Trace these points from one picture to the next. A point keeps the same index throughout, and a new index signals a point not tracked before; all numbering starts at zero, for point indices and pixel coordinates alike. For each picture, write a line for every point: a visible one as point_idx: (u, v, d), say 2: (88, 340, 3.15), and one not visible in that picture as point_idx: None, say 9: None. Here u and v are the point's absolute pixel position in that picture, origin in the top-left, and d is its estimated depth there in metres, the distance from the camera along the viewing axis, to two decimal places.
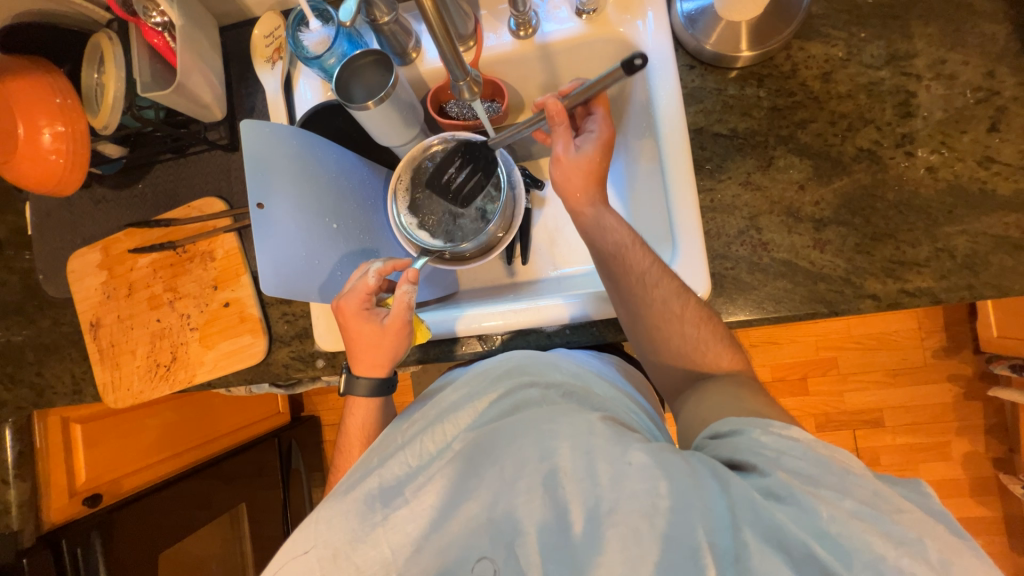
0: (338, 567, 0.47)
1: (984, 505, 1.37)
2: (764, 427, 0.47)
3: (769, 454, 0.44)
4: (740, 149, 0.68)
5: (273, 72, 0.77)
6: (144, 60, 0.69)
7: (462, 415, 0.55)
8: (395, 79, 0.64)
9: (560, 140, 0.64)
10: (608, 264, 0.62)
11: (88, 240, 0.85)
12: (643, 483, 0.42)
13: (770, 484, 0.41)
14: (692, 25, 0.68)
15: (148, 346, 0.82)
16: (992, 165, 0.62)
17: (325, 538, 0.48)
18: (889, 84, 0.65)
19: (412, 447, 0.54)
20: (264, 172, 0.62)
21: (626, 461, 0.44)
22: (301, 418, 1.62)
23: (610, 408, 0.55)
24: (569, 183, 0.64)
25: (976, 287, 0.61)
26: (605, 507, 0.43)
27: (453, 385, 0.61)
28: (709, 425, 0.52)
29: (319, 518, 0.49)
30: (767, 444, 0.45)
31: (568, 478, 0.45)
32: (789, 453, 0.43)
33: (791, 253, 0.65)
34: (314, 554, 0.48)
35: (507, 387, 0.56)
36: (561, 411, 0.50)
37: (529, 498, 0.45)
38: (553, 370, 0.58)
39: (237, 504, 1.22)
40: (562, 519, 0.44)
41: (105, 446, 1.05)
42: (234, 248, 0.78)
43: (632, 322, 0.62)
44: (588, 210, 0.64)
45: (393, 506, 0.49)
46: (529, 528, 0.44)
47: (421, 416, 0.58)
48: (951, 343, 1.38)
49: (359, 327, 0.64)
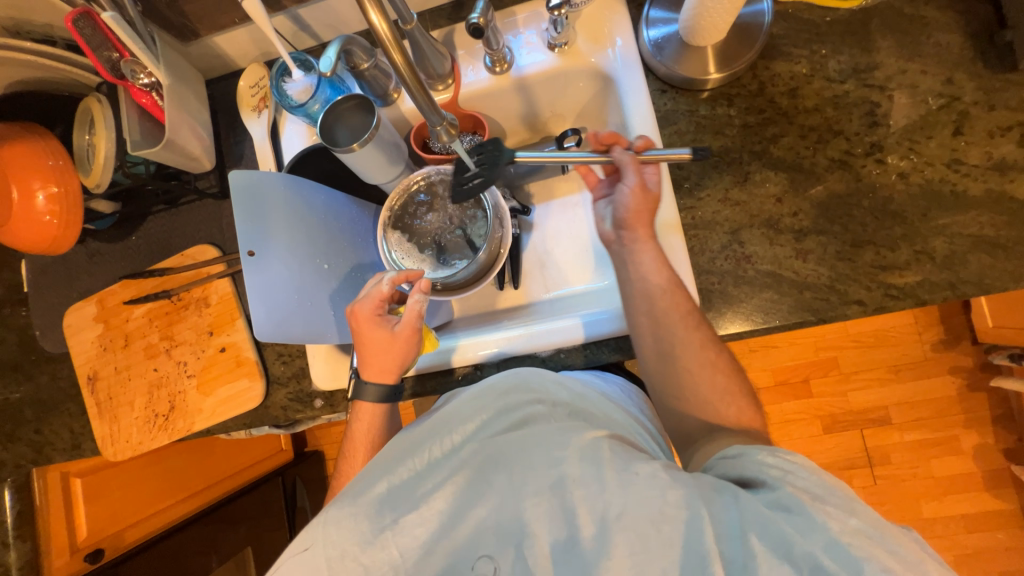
0: (345, 569, 0.46)
1: (1000, 497, 1.35)
2: (769, 449, 0.46)
3: (775, 473, 0.43)
4: (716, 166, 0.70)
5: (260, 121, 0.79)
6: (134, 119, 0.71)
7: (468, 422, 0.53)
8: (377, 120, 0.66)
9: (632, 176, 0.64)
10: (654, 300, 0.62)
11: (84, 293, 0.86)
12: (650, 492, 0.42)
13: (779, 496, 0.41)
14: (660, 51, 0.71)
15: (146, 396, 0.82)
16: (961, 167, 0.64)
17: (333, 540, 0.46)
18: (854, 97, 0.68)
19: (420, 453, 0.51)
20: (256, 220, 0.63)
21: (633, 473, 0.44)
22: (305, 454, 1.60)
23: (612, 425, 0.56)
24: (639, 216, 0.64)
25: (958, 286, 0.62)
26: (614, 514, 0.43)
27: (454, 397, 0.58)
28: (720, 449, 0.51)
29: (328, 520, 0.47)
30: (772, 463, 0.44)
31: (576, 485, 0.45)
32: (795, 472, 0.43)
33: (774, 265, 0.66)
34: (323, 555, 0.46)
35: (512, 402, 0.54)
36: (570, 426, 0.50)
37: (540, 502, 0.46)
38: (558, 389, 0.57)
39: (243, 548, 1.20)
40: (572, 525, 0.44)
41: (107, 499, 1.04)
42: (228, 292, 0.79)
43: (663, 367, 0.62)
44: (645, 245, 0.64)
45: (402, 509, 0.48)
46: (538, 531, 0.45)
47: (421, 423, 0.55)
48: (949, 336, 1.38)
49: (374, 330, 0.64)
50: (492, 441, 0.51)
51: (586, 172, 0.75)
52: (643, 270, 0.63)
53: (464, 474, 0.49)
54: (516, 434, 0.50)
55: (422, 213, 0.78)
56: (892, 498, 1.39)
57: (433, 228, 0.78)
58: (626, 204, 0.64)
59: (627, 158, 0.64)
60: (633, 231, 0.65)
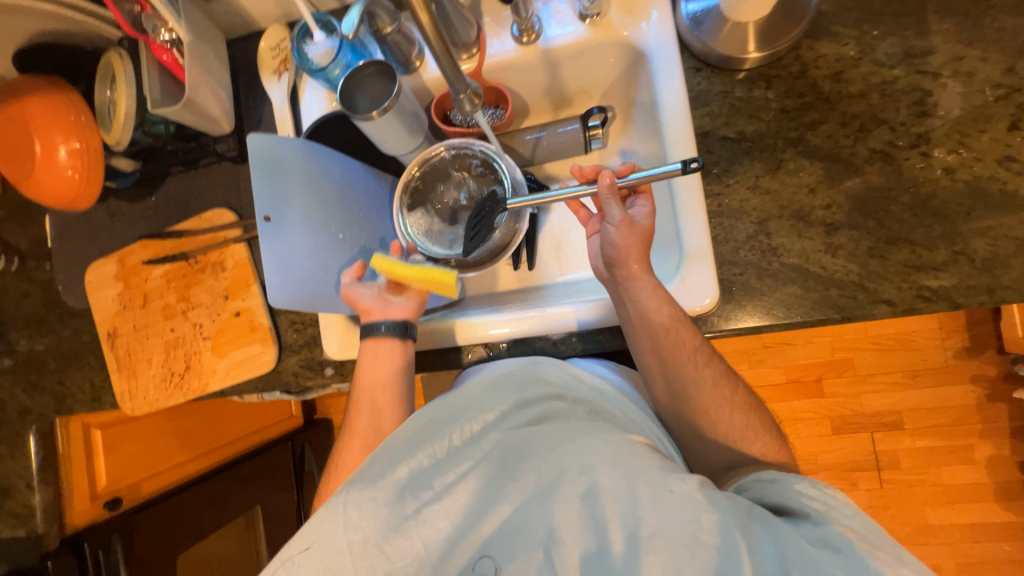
0: (367, 555, 0.45)
1: (1009, 509, 1.33)
2: (810, 479, 0.47)
3: (818, 506, 0.44)
4: (748, 152, 0.67)
5: (280, 84, 0.78)
6: (154, 75, 0.70)
7: (490, 412, 0.53)
8: (398, 89, 0.65)
9: (616, 209, 0.61)
10: (658, 338, 0.60)
11: (105, 252, 0.87)
12: (685, 513, 0.41)
13: (825, 535, 0.41)
14: (698, 26, 0.67)
15: (163, 355, 0.83)
16: (1013, 164, 0.60)
17: (354, 523, 0.46)
18: (904, 83, 0.63)
19: (442, 440, 0.51)
20: (273, 185, 0.63)
21: (667, 489, 0.43)
22: (314, 421, 1.64)
23: (630, 425, 0.55)
24: (629, 251, 0.62)
25: (996, 291, 0.59)
26: (646, 532, 0.41)
27: (471, 381, 0.57)
28: (757, 471, 0.52)
29: (349, 501, 0.47)
30: (813, 496, 0.45)
31: (608, 495, 0.44)
32: (838, 509, 0.43)
33: (801, 258, 0.64)
34: (345, 539, 0.46)
35: (531, 395, 0.54)
36: (596, 428, 0.49)
37: (569, 509, 0.44)
38: (577, 385, 0.58)
39: (252, 506, 1.24)
40: (602, 538, 0.43)
41: (125, 450, 1.08)
42: (244, 258, 0.79)
43: (675, 405, 0.63)
44: (642, 278, 0.61)
45: (425, 498, 0.47)
46: (567, 539, 0.43)
47: (438, 409, 0.54)
48: (974, 344, 1.34)
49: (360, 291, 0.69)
50: (515, 435, 0.50)
51: (576, 208, 0.72)
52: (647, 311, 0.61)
53: (487, 467, 0.48)
54: (539, 431, 0.50)
55: (440, 184, 0.77)
56: (897, 502, 1.38)
57: (449, 201, 0.77)
58: (615, 242, 0.62)
59: (609, 190, 0.59)
60: (625, 267, 0.62)
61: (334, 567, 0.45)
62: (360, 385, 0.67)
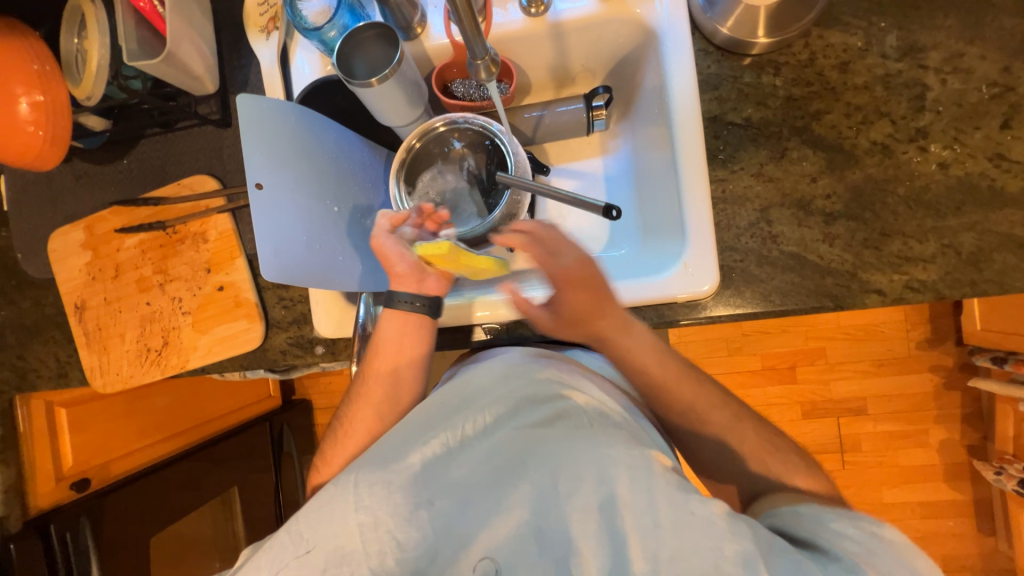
0: (378, 539, 0.44)
1: (956, 488, 1.44)
2: (854, 520, 0.44)
3: (855, 549, 0.41)
4: (754, 139, 0.67)
5: (269, 43, 0.73)
6: (130, 26, 0.65)
7: (502, 404, 0.52)
8: (400, 55, 0.61)
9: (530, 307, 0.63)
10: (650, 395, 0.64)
11: (70, 218, 0.80)
12: (707, 539, 0.40)
13: None
14: (711, 7, 0.65)
15: (138, 330, 0.79)
16: (1002, 162, 0.62)
17: (365, 505, 0.45)
18: (906, 77, 0.64)
19: (453, 429, 0.50)
20: (265, 152, 0.59)
21: (689, 510, 0.41)
22: (292, 402, 1.61)
23: (646, 430, 0.54)
24: (594, 299, 0.62)
25: (978, 284, 0.62)
26: (666, 554, 0.41)
27: (483, 368, 0.57)
28: (789, 503, 0.50)
29: (360, 481, 0.46)
30: (853, 536, 0.42)
31: (627, 509, 0.43)
32: (879, 555, 0.41)
33: (800, 247, 0.65)
34: (356, 520, 0.45)
35: (546, 392, 0.52)
36: (615, 436, 0.48)
37: (586, 516, 0.44)
38: (591, 386, 0.55)
39: (229, 487, 1.20)
40: (621, 554, 0.42)
41: (94, 429, 1.03)
42: (228, 229, 0.75)
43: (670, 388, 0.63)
44: (616, 320, 0.62)
45: (438, 488, 0.46)
46: (584, 549, 0.43)
47: (451, 396, 0.54)
48: (935, 335, 1.41)
49: (393, 242, 0.66)
50: (528, 433, 0.49)
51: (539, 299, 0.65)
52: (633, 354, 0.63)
53: (501, 464, 0.48)
54: (556, 431, 0.48)
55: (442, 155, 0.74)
56: (857, 482, 1.46)
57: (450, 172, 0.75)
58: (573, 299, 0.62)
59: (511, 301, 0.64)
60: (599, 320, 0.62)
61: (343, 548, 0.44)
62: (365, 391, 0.65)
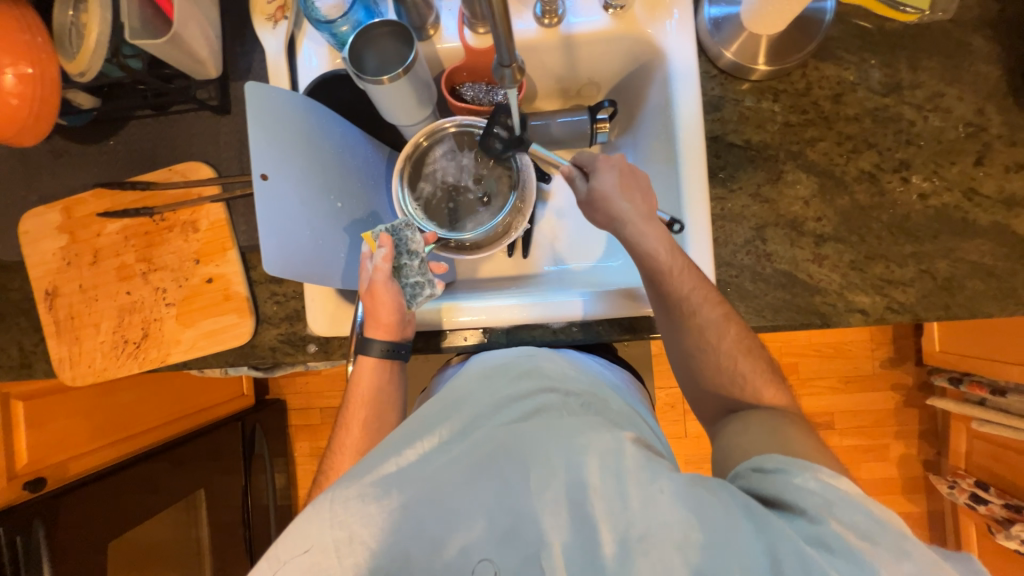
0: (353, 551, 0.41)
1: (912, 501, 1.52)
2: (811, 472, 0.45)
3: (816, 501, 0.42)
4: (752, 161, 0.70)
5: (275, 32, 0.71)
6: (133, 3, 0.62)
7: (476, 410, 0.51)
8: (415, 56, 0.60)
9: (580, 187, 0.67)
10: (670, 311, 0.62)
11: (47, 198, 0.76)
12: (676, 513, 0.40)
13: (821, 533, 0.40)
14: (717, 31, 0.69)
15: (115, 321, 0.75)
16: (974, 196, 0.67)
17: (340, 519, 0.42)
18: (892, 112, 0.69)
19: (427, 434, 0.48)
20: (272, 142, 0.57)
21: (656, 489, 0.42)
22: (266, 401, 1.55)
23: (620, 420, 0.54)
24: (626, 187, 0.64)
25: (951, 307, 0.67)
26: (636, 533, 0.40)
27: (461, 376, 0.58)
28: (751, 458, 0.50)
29: (335, 496, 0.43)
30: (814, 489, 0.43)
31: (597, 495, 0.42)
32: (836, 503, 0.42)
33: (791, 266, 0.68)
34: (330, 534, 0.42)
35: (523, 392, 0.52)
36: (587, 425, 0.48)
37: (557, 505, 0.42)
38: (568, 381, 0.56)
39: (197, 489, 1.15)
40: (591, 540, 0.40)
41: (51, 426, 0.96)
42: (221, 219, 0.72)
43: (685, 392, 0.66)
44: (643, 215, 0.63)
45: (415, 491, 0.43)
46: (555, 540, 0.41)
47: (432, 410, 0.53)
48: (898, 355, 1.50)
49: (392, 289, 0.64)
50: (501, 430, 0.47)
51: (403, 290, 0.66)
52: (643, 245, 0.62)
53: (474, 462, 0.45)
54: (531, 426, 0.47)
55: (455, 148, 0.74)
56: None
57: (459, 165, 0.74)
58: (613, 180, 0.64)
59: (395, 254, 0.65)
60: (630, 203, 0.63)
61: (319, 563, 0.41)
62: (348, 440, 0.62)
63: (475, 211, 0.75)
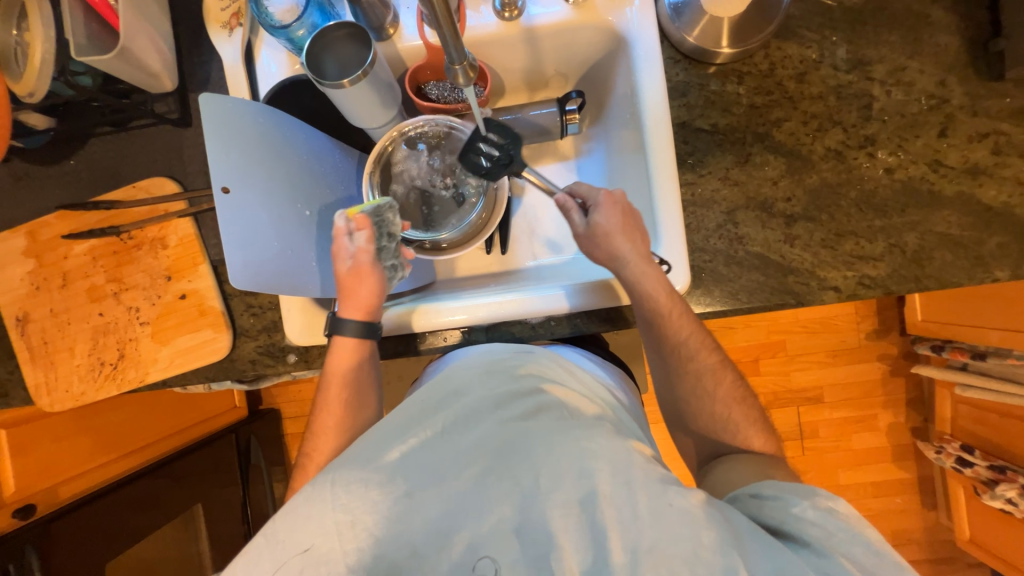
0: (355, 537, 0.43)
1: (902, 468, 1.55)
2: (810, 499, 0.46)
3: (818, 532, 0.43)
4: (720, 145, 0.70)
5: (231, 40, 0.69)
6: (78, 18, 0.61)
7: (478, 400, 0.50)
8: (373, 56, 0.59)
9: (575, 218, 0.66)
10: (661, 346, 0.65)
11: (9, 223, 0.74)
12: (683, 528, 0.40)
13: (826, 564, 0.40)
14: (678, 16, 0.68)
15: (90, 343, 0.74)
16: (940, 168, 0.67)
17: (343, 503, 0.43)
18: (855, 88, 0.69)
19: (432, 423, 0.49)
20: (234, 154, 0.57)
21: (667, 502, 0.42)
22: (259, 412, 1.54)
23: (622, 424, 0.55)
24: (622, 229, 0.62)
25: (920, 280, 0.67)
26: (646, 545, 0.40)
27: (461, 363, 0.56)
28: (751, 483, 0.52)
29: (336, 480, 0.44)
30: (813, 519, 0.44)
31: (607, 503, 0.42)
32: (838, 534, 0.43)
33: (764, 247, 0.68)
34: (332, 518, 0.43)
35: (527, 385, 0.52)
36: (594, 428, 0.48)
37: (567, 509, 0.43)
38: (569, 378, 0.57)
39: (193, 504, 1.15)
40: (600, 546, 0.41)
41: (37, 451, 0.95)
42: (190, 234, 0.71)
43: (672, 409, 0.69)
44: (639, 256, 0.62)
45: (420, 483, 0.44)
46: (565, 545, 0.41)
47: (432, 391, 0.52)
48: (882, 326, 1.52)
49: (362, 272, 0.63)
50: (508, 427, 0.47)
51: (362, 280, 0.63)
52: (642, 293, 0.62)
53: (482, 462, 0.45)
54: (538, 425, 0.48)
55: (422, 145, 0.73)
56: (814, 466, 1.56)
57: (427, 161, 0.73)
58: (609, 220, 0.62)
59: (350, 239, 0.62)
60: (626, 243, 0.62)
61: (320, 552, 0.42)
62: (327, 424, 0.63)
63: (448, 207, 0.74)
